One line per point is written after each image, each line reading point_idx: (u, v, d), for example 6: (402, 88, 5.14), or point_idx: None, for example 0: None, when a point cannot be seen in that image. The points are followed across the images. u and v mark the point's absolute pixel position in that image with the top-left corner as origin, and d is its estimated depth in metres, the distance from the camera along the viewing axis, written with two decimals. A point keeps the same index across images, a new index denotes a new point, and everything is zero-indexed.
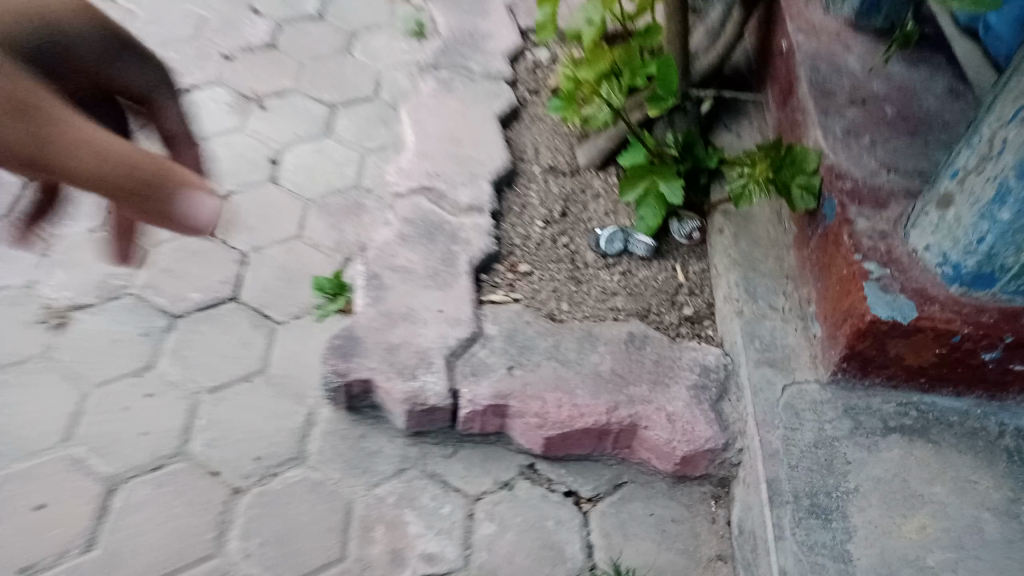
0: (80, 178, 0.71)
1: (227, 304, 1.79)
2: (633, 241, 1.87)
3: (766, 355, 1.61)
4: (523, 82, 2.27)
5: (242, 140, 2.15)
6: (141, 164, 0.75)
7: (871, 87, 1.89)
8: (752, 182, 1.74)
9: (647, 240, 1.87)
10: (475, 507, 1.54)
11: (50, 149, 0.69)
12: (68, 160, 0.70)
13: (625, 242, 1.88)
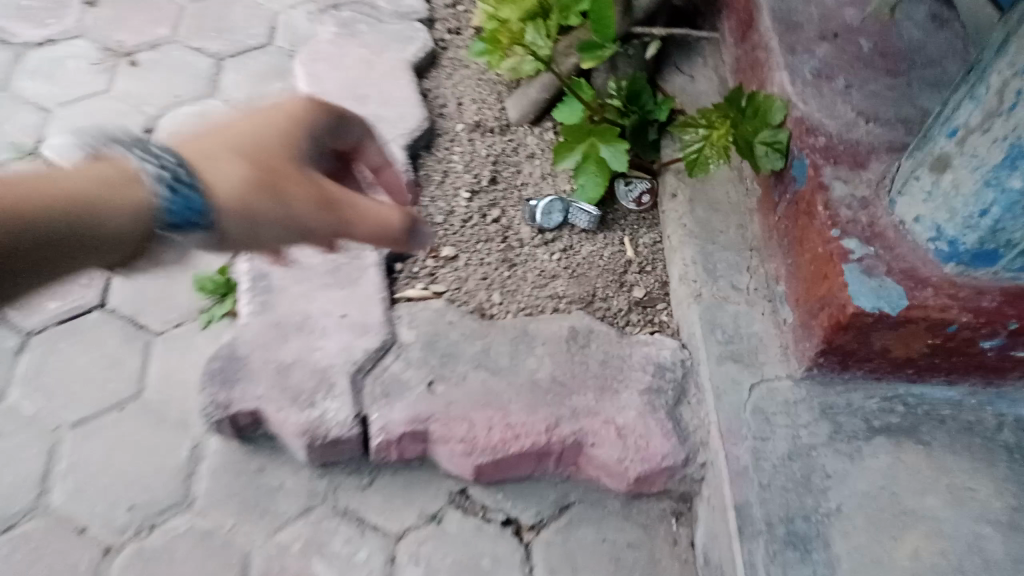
0: (364, 241, 0.92)
1: (91, 315, 1.53)
2: (572, 212, 1.60)
3: (730, 349, 1.38)
4: (441, 20, 1.94)
5: (108, 104, 1.82)
6: (401, 217, 0.92)
7: (842, 17, 1.62)
8: (709, 146, 1.47)
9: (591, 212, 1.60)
10: (397, 548, 1.31)
11: (352, 225, 0.90)
12: (360, 203, 0.91)
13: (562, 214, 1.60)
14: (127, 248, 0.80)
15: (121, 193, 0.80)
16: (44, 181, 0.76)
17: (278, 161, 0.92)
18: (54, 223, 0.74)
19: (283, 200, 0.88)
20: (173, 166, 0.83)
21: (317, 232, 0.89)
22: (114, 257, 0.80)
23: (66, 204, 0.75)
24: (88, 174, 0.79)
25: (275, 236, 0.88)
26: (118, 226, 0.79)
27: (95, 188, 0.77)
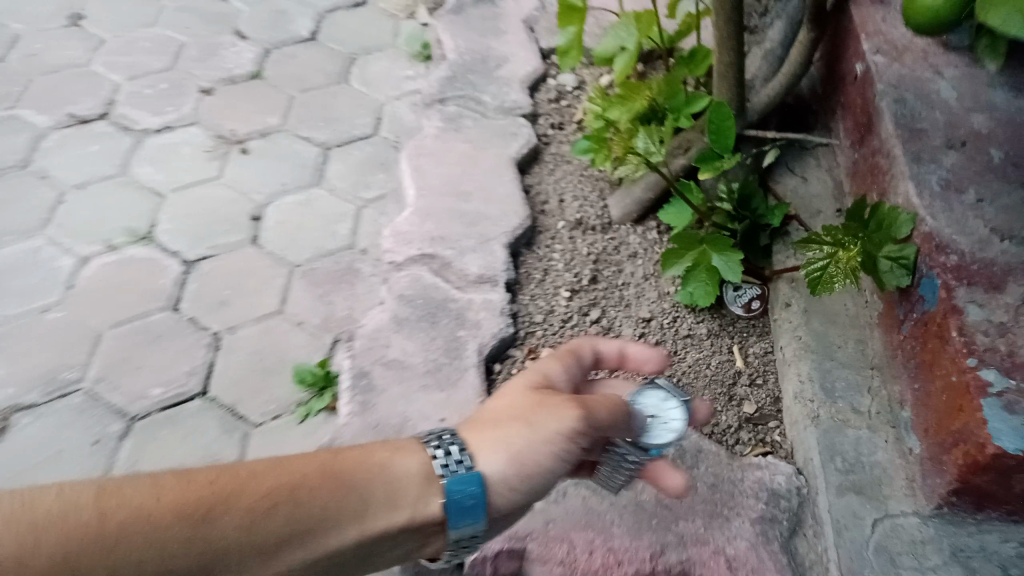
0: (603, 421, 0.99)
1: (190, 403, 1.50)
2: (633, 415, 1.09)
3: (850, 480, 1.30)
4: (545, 115, 1.93)
5: (219, 191, 1.85)
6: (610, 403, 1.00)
7: (971, 122, 1.53)
8: (835, 264, 1.40)
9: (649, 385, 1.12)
10: None
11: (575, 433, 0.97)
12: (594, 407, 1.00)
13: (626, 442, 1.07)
14: (403, 513, 0.91)
15: (381, 472, 0.93)
16: (335, 466, 0.92)
17: (518, 407, 1.01)
18: (297, 515, 0.86)
19: (512, 448, 0.96)
20: (455, 456, 0.96)
21: (556, 463, 0.97)
22: (368, 532, 0.90)
23: (310, 494, 0.88)
24: (350, 455, 0.94)
25: (540, 477, 0.97)
26: (370, 502, 0.91)
27: (352, 469, 0.92)
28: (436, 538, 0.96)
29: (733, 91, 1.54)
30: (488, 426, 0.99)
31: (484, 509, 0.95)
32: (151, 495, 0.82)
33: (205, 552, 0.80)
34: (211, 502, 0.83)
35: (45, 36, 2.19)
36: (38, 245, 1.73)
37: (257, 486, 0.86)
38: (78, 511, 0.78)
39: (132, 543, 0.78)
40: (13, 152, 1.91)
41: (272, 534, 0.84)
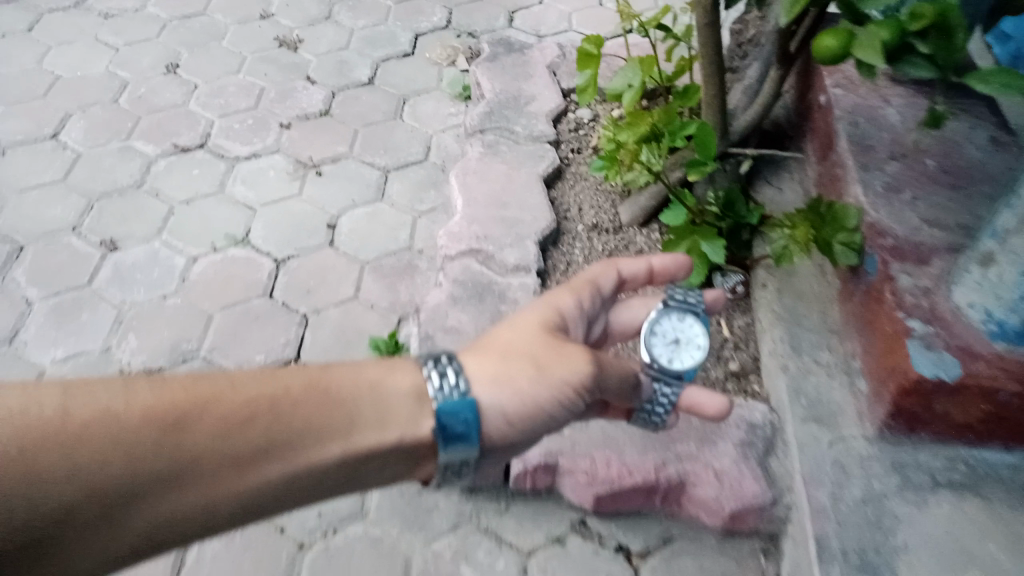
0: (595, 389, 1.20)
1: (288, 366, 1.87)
2: (658, 340, 1.38)
3: (812, 412, 1.65)
4: (566, 142, 2.33)
5: (301, 206, 2.25)
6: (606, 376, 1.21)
7: (911, 139, 1.91)
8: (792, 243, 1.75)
9: (663, 311, 1.41)
10: (529, 562, 1.61)
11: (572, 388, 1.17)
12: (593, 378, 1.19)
13: (659, 365, 1.35)
14: (391, 433, 1.09)
15: (363, 393, 1.10)
16: (319, 386, 1.08)
17: (525, 348, 1.19)
18: (272, 427, 1.02)
19: (520, 388, 1.16)
20: (452, 381, 1.15)
21: (554, 407, 1.17)
22: (349, 448, 1.06)
23: (292, 407, 1.04)
24: (334, 379, 1.11)
25: (535, 415, 1.17)
26: (354, 420, 1.08)
27: (334, 389, 1.09)
28: (423, 461, 1.14)
29: (718, 116, 1.91)
30: (496, 359, 1.18)
31: (476, 435, 1.13)
32: (124, 399, 0.97)
33: (180, 452, 0.96)
34: (187, 409, 0.99)
35: (148, 82, 2.63)
36: (156, 248, 2.12)
37: (245, 399, 1.03)
38: (48, 408, 0.94)
39: (98, 439, 0.93)
40: (129, 175, 2.31)
41: (253, 441, 1.00)
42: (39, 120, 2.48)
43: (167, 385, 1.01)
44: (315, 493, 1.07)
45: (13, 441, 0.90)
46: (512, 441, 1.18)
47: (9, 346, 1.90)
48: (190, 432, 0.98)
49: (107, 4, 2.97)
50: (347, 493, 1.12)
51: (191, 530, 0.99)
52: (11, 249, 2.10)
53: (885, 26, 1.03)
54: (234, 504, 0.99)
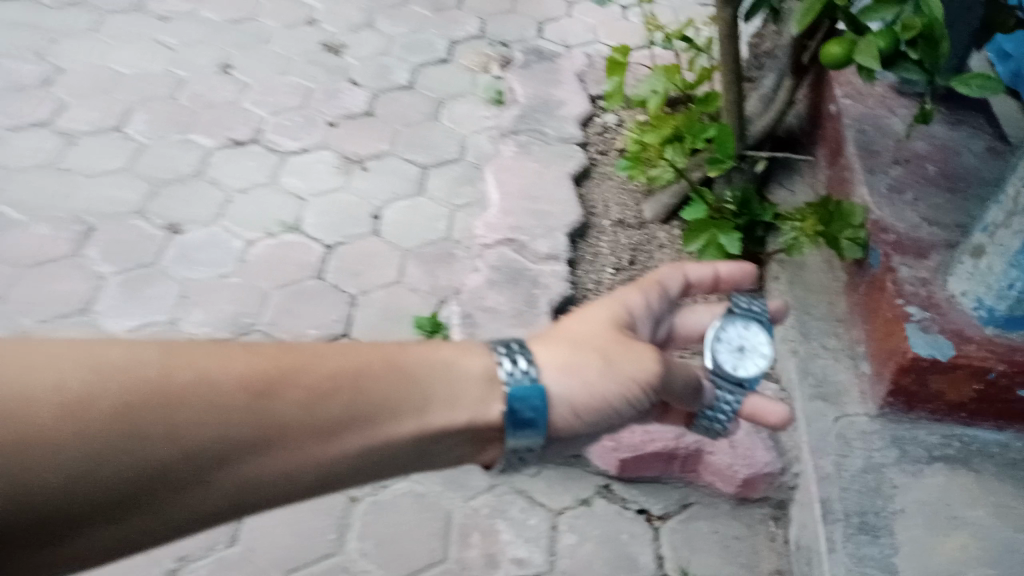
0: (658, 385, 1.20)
1: (337, 340, 2.04)
2: (723, 346, 1.36)
3: (819, 391, 1.80)
4: (594, 144, 2.51)
5: (348, 198, 2.42)
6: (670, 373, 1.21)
7: (914, 147, 2.08)
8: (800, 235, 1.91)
9: (729, 318, 1.39)
10: (558, 519, 1.77)
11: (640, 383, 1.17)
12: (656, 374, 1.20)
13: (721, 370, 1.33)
14: (463, 413, 1.08)
15: (438, 371, 1.09)
16: (396, 361, 1.08)
17: (594, 341, 1.19)
18: (355, 401, 1.01)
19: (589, 379, 1.15)
20: (522, 368, 1.14)
21: (621, 400, 1.17)
22: (425, 426, 1.05)
23: (371, 381, 1.03)
24: (411, 355, 1.10)
25: (602, 407, 1.16)
26: (431, 400, 1.07)
27: (411, 365, 1.08)
28: (490, 446, 1.14)
29: (736, 122, 2.09)
30: (566, 349, 1.18)
31: (544, 422, 1.14)
32: (216, 363, 0.96)
33: (266, 420, 0.95)
34: (275, 377, 0.97)
35: (204, 80, 2.82)
36: (215, 231, 2.31)
37: (330, 370, 1.01)
38: (145, 365, 0.92)
39: (193, 401, 0.91)
40: (190, 165, 2.50)
41: (336, 414, 0.99)
42: (104, 113, 2.68)
43: (254, 351, 1.00)
44: (387, 470, 1.05)
45: (111, 398, 0.87)
46: (576, 430, 1.18)
47: (84, 315, 2.09)
48: (276, 399, 0.96)
49: (164, 8, 3.18)
50: (414, 472, 1.11)
51: (268, 498, 0.97)
52: (84, 230, 2.30)
53: (881, 35, 1.24)
54: (312, 476, 0.98)
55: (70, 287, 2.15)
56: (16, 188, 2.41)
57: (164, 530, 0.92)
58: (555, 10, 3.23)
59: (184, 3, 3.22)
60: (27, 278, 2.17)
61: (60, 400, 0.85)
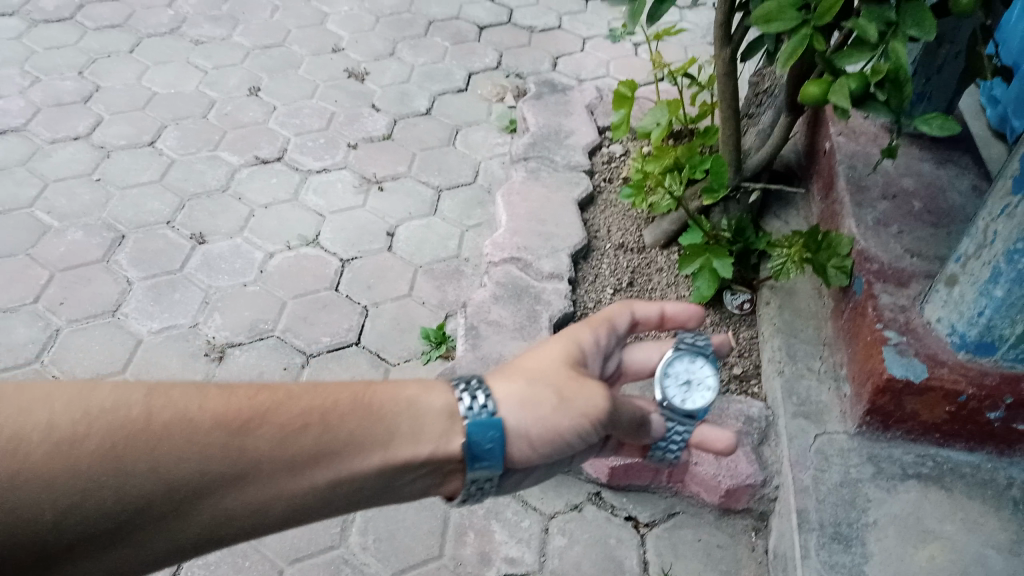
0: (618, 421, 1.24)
1: (349, 348, 2.16)
2: (672, 381, 1.42)
3: (802, 409, 1.90)
4: (599, 172, 2.64)
5: (365, 215, 2.56)
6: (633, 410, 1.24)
7: (902, 183, 2.20)
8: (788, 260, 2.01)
9: (676, 353, 1.44)
10: (550, 523, 1.86)
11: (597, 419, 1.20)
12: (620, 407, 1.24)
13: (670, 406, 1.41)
14: (429, 446, 1.11)
15: (405, 406, 1.12)
16: (363, 396, 1.11)
17: (550, 376, 1.21)
18: (325, 436, 1.04)
19: (544, 414, 1.17)
20: (480, 402, 1.16)
21: (575, 434, 1.19)
22: (391, 459, 1.08)
23: (339, 418, 1.06)
24: (379, 391, 1.13)
25: (557, 441, 1.18)
26: (397, 434, 1.09)
27: (378, 401, 1.11)
28: (455, 477, 1.16)
29: (733, 154, 2.19)
30: (523, 383, 1.19)
31: (500, 455, 1.15)
32: (194, 402, 1.00)
33: (240, 454, 0.98)
34: (248, 414, 1.01)
35: (234, 101, 2.99)
36: (238, 242, 2.44)
37: (301, 406, 1.05)
38: (129, 405, 0.96)
39: (174, 438, 0.95)
40: (217, 180, 2.65)
41: (306, 449, 1.02)
42: (139, 129, 2.84)
43: (229, 390, 1.04)
44: (356, 502, 1.08)
45: (95, 436, 0.92)
46: (530, 461, 1.19)
47: (113, 317, 2.22)
48: (249, 435, 1.00)
49: (199, 33, 3.36)
50: (386, 505, 1.14)
51: (244, 530, 1.01)
52: (116, 237, 2.44)
53: (853, 77, 1.39)
54: (284, 508, 1.01)
55: (100, 290, 2.29)
56: (55, 196, 2.57)
57: (147, 558, 0.96)
58: (569, 46, 3.38)
59: (218, 28, 3.40)
60: (61, 280, 2.31)
61: (51, 441, 0.90)
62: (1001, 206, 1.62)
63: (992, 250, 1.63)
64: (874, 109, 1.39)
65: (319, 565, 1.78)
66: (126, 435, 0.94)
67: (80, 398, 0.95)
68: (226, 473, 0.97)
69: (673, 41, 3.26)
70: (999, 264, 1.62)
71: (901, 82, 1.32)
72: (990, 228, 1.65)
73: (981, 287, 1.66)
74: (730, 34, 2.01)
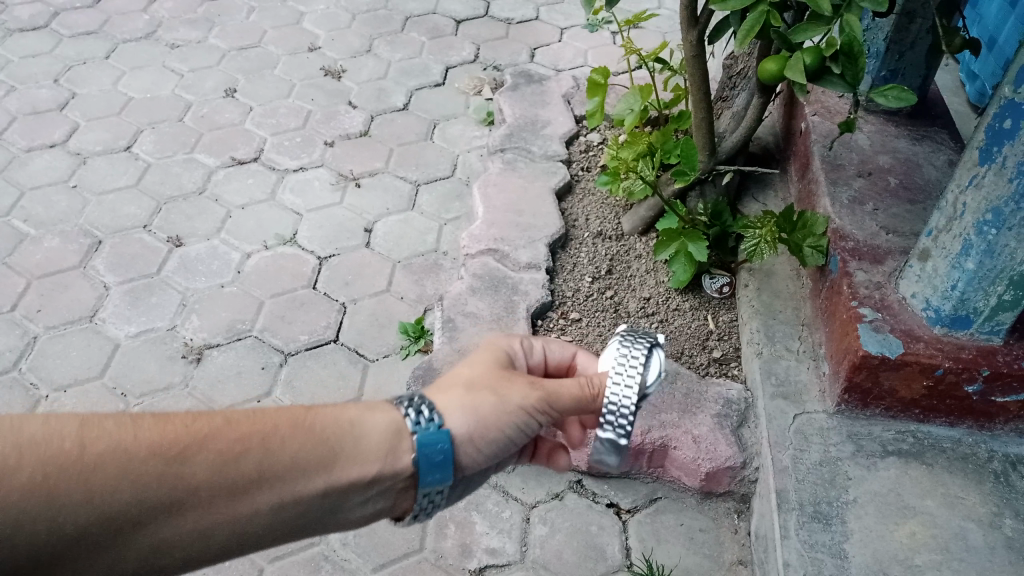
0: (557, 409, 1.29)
1: (327, 345, 2.15)
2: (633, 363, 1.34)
3: (780, 390, 1.89)
4: (577, 161, 2.63)
5: (342, 212, 2.55)
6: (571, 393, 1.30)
7: (878, 161, 2.18)
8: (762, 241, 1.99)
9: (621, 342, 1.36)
10: (531, 512, 1.86)
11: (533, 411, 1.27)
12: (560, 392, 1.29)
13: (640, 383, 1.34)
14: (372, 465, 1.14)
15: (348, 427, 1.15)
16: (304, 418, 1.13)
17: (482, 379, 1.29)
18: (265, 462, 1.06)
19: (478, 413, 1.24)
20: (424, 416, 1.21)
21: (513, 429, 1.26)
22: (336, 481, 1.12)
23: (280, 442, 1.09)
24: (321, 414, 1.15)
25: (498, 437, 1.25)
26: (339, 455, 1.13)
27: (319, 424, 1.14)
28: (405, 497, 1.22)
29: (706, 137, 2.18)
30: (457, 388, 1.27)
31: (450, 463, 1.21)
32: (130, 432, 1.00)
33: (178, 483, 1.00)
34: (186, 442, 1.03)
35: (210, 104, 2.98)
36: (215, 244, 2.44)
37: (240, 432, 1.07)
38: (61, 437, 0.96)
39: (109, 469, 0.96)
40: (193, 182, 2.64)
41: (245, 476, 1.05)
42: (115, 135, 2.83)
43: (167, 418, 1.05)
44: (300, 526, 1.12)
45: (27, 470, 0.92)
46: (478, 463, 1.26)
47: (90, 322, 2.21)
48: (187, 463, 1.01)
49: (175, 37, 3.35)
50: (335, 528, 1.18)
51: (184, 556, 1.03)
52: (92, 242, 2.43)
53: (809, 51, 1.40)
54: (225, 534, 1.04)
55: (78, 296, 2.28)
56: (32, 204, 2.56)
57: None
58: (546, 36, 3.37)
59: (194, 32, 3.39)
60: (38, 288, 2.30)
61: None
62: (969, 178, 1.61)
63: (962, 223, 1.62)
64: (831, 82, 1.41)
65: (300, 563, 1.78)
66: (60, 468, 0.94)
67: (13, 428, 0.95)
68: (164, 502, 0.99)
69: (650, 27, 3.24)
70: (970, 237, 1.61)
71: (857, 53, 1.34)
72: (960, 201, 1.64)
73: (952, 262, 1.65)
74: (696, 16, 2.00)
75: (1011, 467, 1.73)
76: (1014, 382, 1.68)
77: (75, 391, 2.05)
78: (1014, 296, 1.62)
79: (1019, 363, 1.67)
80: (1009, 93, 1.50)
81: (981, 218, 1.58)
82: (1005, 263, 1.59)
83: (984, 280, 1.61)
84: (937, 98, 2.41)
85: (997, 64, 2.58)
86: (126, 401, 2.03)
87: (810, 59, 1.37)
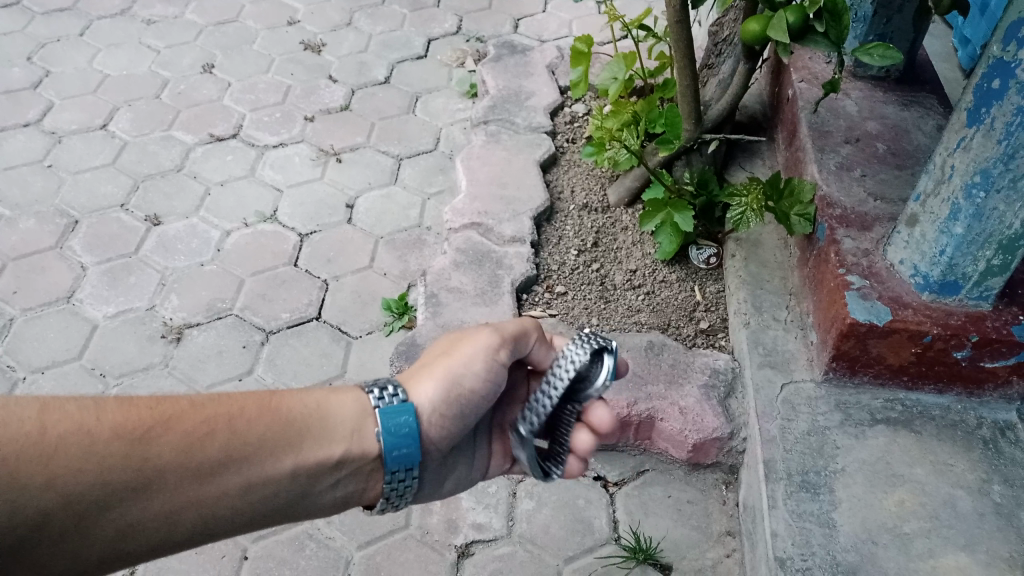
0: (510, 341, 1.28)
1: (309, 323, 2.12)
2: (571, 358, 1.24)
3: (768, 359, 1.87)
4: (562, 133, 2.59)
5: (323, 188, 2.51)
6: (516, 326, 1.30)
7: (866, 127, 2.15)
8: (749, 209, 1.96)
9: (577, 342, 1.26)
10: (517, 487, 1.84)
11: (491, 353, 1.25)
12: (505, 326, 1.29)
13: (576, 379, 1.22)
14: (340, 445, 1.13)
15: (315, 410, 1.14)
16: (270, 402, 1.12)
17: (436, 352, 1.29)
18: (231, 443, 1.05)
19: (438, 376, 1.23)
20: (389, 391, 1.20)
21: (479, 382, 1.25)
22: (304, 462, 1.10)
23: (246, 423, 1.07)
24: (286, 397, 1.14)
25: (464, 397, 1.23)
26: (305, 436, 1.11)
27: (286, 407, 1.12)
28: (376, 480, 1.19)
29: (691, 104, 2.11)
30: (417, 369, 1.27)
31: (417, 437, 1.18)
32: (92, 415, 0.98)
33: (143, 465, 0.98)
34: (149, 424, 1.00)
35: (187, 80, 2.92)
36: (194, 222, 2.39)
37: (204, 414, 1.05)
38: (22, 419, 0.93)
39: (72, 451, 0.94)
40: (171, 160, 2.59)
41: (212, 459, 1.03)
42: (91, 113, 2.77)
43: (129, 401, 1.02)
44: (269, 510, 1.10)
45: None
46: (447, 435, 1.24)
47: (67, 303, 2.17)
48: (152, 444, 0.99)
49: (150, 12, 3.28)
50: (303, 515, 1.16)
51: (150, 541, 1.01)
52: (68, 223, 2.39)
53: (791, 10, 1.38)
54: (193, 517, 1.02)
55: (54, 277, 2.24)
56: (6, 185, 2.51)
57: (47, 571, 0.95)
58: (530, 7, 3.31)
59: (170, 7, 3.32)
60: (13, 270, 2.26)
61: None
62: (958, 140, 1.57)
63: (951, 185, 1.59)
64: (812, 42, 1.39)
65: (283, 542, 1.76)
66: (21, 451, 0.91)
67: None
68: (129, 485, 0.97)
69: None
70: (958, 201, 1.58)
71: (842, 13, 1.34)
72: (949, 164, 1.60)
73: (941, 226, 1.62)
74: None
75: (999, 434, 1.71)
76: (1003, 348, 1.66)
77: (53, 373, 2.02)
78: (1002, 260, 1.59)
79: (1008, 329, 1.65)
80: (998, 51, 1.47)
81: (969, 180, 1.55)
82: (994, 227, 1.56)
83: (972, 245, 1.59)
84: (925, 63, 2.37)
85: (987, 26, 2.54)
86: (105, 381, 1.99)
87: (794, 16, 1.35)
